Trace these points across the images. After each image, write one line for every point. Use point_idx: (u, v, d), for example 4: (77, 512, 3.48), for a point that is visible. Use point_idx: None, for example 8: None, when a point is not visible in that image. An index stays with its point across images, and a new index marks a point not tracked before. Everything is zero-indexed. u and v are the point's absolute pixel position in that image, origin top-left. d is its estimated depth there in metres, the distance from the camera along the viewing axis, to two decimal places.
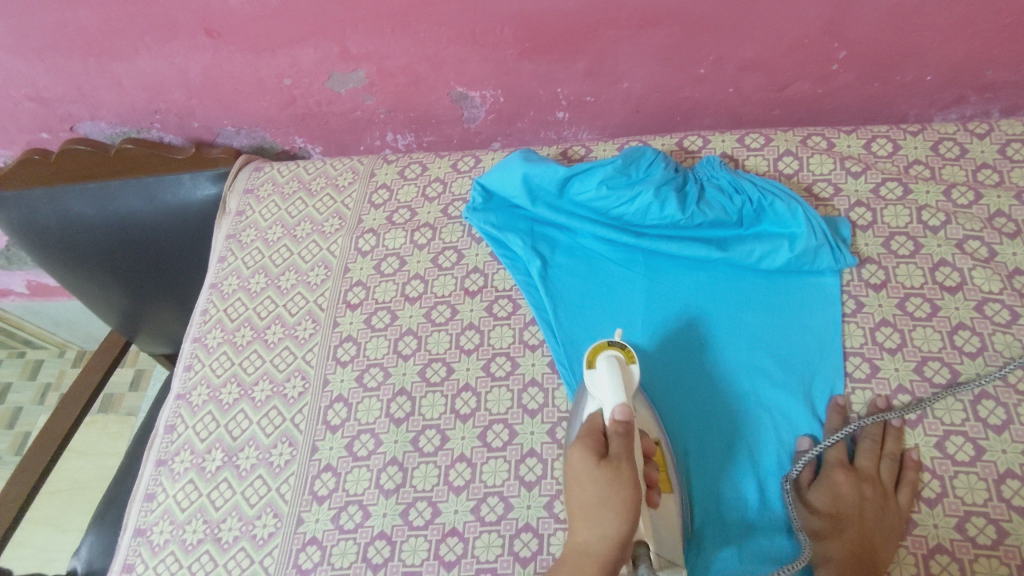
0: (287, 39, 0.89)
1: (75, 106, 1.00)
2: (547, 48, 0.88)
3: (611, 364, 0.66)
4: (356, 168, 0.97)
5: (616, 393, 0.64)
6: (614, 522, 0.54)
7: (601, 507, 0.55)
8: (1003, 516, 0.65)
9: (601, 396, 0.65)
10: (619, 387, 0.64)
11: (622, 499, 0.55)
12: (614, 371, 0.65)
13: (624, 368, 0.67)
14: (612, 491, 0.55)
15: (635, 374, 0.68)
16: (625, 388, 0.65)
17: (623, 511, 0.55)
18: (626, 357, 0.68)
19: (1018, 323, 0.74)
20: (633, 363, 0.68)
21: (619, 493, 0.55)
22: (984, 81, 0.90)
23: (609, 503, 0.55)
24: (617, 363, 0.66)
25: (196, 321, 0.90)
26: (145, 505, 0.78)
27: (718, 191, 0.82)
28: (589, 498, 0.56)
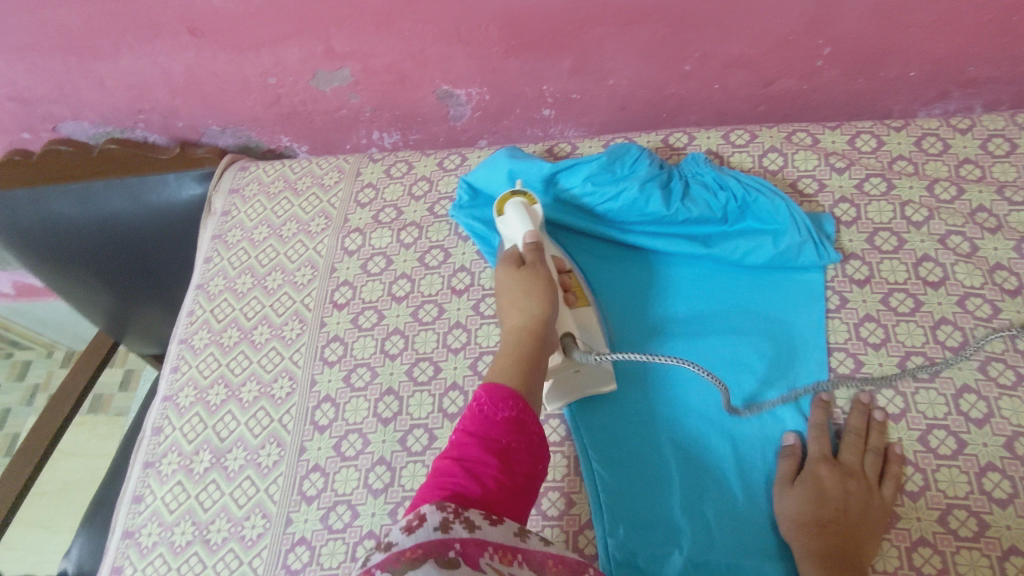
0: (271, 37, 0.88)
1: (57, 106, 1.00)
2: (532, 46, 0.88)
3: (516, 206, 0.75)
4: (342, 167, 0.97)
5: (523, 227, 0.74)
6: (535, 300, 0.65)
7: (524, 293, 0.66)
8: (984, 508, 0.65)
9: (514, 234, 0.74)
10: (525, 223, 0.74)
11: (538, 283, 0.66)
12: (520, 210, 0.75)
13: (530, 207, 0.76)
14: (528, 279, 0.67)
15: (539, 213, 0.77)
16: (530, 220, 0.74)
17: (542, 292, 0.66)
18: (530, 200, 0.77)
19: (1000, 317, 0.75)
20: (537, 204, 0.77)
21: (534, 281, 0.67)
22: (966, 77, 0.90)
23: (528, 288, 0.66)
24: (522, 203, 0.75)
25: (183, 322, 0.89)
26: (133, 507, 0.78)
27: (703, 187, 0.82)
28: (512, 292, 0.67)
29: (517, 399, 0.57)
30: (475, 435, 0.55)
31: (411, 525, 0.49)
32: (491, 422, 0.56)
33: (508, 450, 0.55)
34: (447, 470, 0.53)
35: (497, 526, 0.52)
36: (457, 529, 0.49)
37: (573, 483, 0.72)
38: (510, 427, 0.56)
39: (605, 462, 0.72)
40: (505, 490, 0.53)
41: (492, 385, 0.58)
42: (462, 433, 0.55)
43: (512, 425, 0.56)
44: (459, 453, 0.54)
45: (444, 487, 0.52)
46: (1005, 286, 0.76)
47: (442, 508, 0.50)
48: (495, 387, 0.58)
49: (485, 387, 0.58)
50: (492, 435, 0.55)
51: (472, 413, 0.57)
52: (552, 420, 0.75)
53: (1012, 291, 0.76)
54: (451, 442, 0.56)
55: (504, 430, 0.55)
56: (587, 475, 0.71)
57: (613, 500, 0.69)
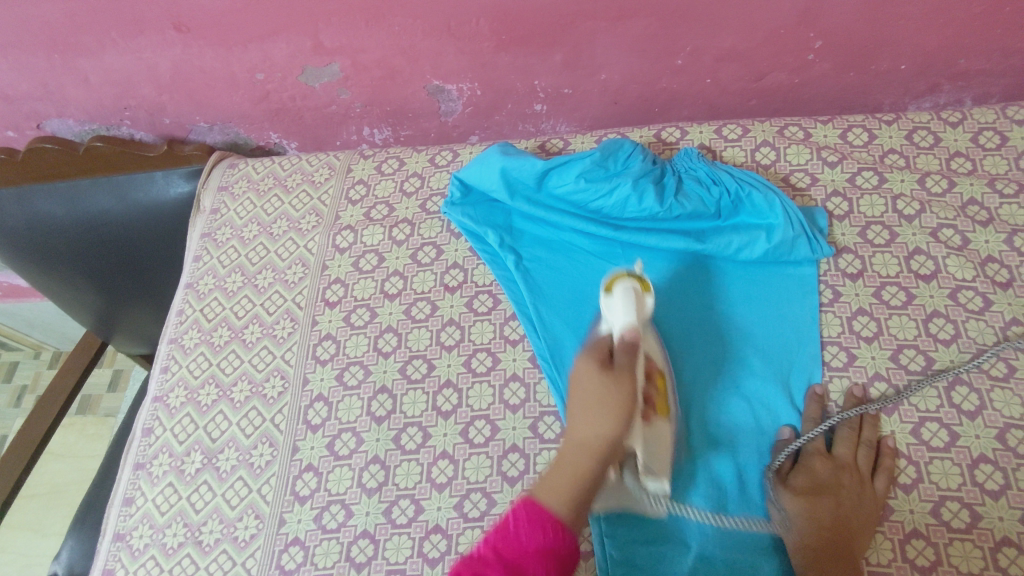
0: (259, 33, 0.87)
1: (41, 104, 0.98)
2: (523, 40, 0.88)
3: (627, 292, 0.65)
4: (332, 164, 0.96)
5: (627, 317, 0.64)
6: (612, 421, 0.56)
7: (601, 407, 0.56)
8: (976, 499, 0.66)
9: (615, 318, 0.65)
10: (632, 315, 0.64)
11: (620, 403, 0.56)
12: (629, 298, 0.65)
13: (641, 297, 0.66)
14: (610, 391, 0.57)
15: (649, 305, 0.67)
16: (637, 314, 0.65)
17: (621, 413, 0.56)
18: (642, 287, 0.68)
19: (991, 309, 0.75)
20: (650, 295, 0.67)
21: (618, 399, 0.56)
22: (957, 70, 0.90)
23: (606, 403, 0.56)
24: (634, 290, 0.66)
25: (173, 322, 0.88)
26: (124, 509, 0.77)
27: (696, 182, 0.82)
28: (590, 400, 0.57)
29: (556, 526, 0.52)
30: (502, 554, 0.51)
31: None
32: (522, 544, 0.51)
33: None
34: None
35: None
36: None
37: None
38: (540, 555, 0.51)
39: None
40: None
41: (531, 502, 0.53)
42: (486, 549, 0.51)
43: (542, 553, 0.51)
44: (480, 568, 0.50)
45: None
46: (996, 279, 0.77)
47: None
48: (534, 505, 0.53)
49: (524, 501, 0.54)
50: (520, 559, 0.50)
51: (502, 530, 0.52)
52: (547, 417, 0.74)
53: (1003, 284, 0.76)
54: (475, 551, 0.52)
55: (533, 558, 0.51)
56: None
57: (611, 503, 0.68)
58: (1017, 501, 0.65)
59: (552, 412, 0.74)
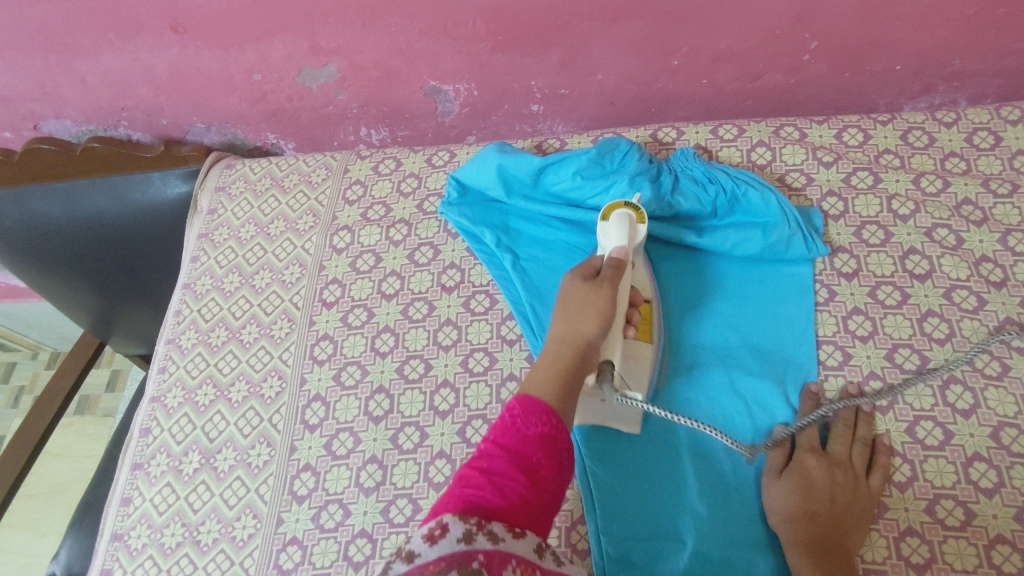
0: (256, 34, 0.87)
1: (38, 104, 0.98)
2: (520, 41, 0.88)
3: (621, 218, 0.73)
4: (330, 164, 0.96)
5: (618, 240, 0.72)
6: (592, 321, 0.63)
7: (580, 307, 0.65)
8: (970, 498, 0.66)
9: (609, 242, 0.73)
10: (623, 238, 0.72)
11: (599, 305, 0.64)
12: (623, 224, 0.72)
13: (634, 226, 0.73)
14: (590, 295, 0.65)
15: (642, 233, 0.74)
16: (628, 239, 0.72)
17: (598, 313, 0.64)
18: (637, 217, 0.75)
19: (985, 308, 0.75)
20: (643, 224, 0.74)
21: (596, 302, 0.65)
22: (951, 70, 0.91)
23: (586, 305, 0.65)
24: (629, 218, 0.73)
25: (170, 323, 0.88)
26: (122, 509, 0.77)
27: (692, 182, 0.83)
28: (572, 303, 0.65)
29: (552, 416, 0.55)
30: (506, 448, 0.52)
31: (432, 534, 0.46)
32: (523, 435, 0.53)
33: (538, 469, 0.52)
34: (472, 478, 0.50)
35: (521, 538, 0.48)
36: (480, 541, 0.46)
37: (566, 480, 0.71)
38: (542, 443, 0.53)
39: (595, 457, 0.71)
40: (533, 506, 0.50)
41: (526, 398, 0.56)
42: (490, 445, 0.53)
43: (545, 442, 0.53)
44: (486, 463, 0.51)
45: (466, 496, 0.49)
46: (991, 278, 0.77)
47: (464, 519, 0.47)
48: (530, 402, 0.56)
49: (519, 398, 0.56)
50: (524, 449, 0.52)
51: (503, 425, 0.54)
52: None
53: (997, 283, 0.77)
54: (477, 451, 0.53)
55: (536, 447, 0.53)
56: (577, 466, 0.71)
57: (608, 501, 0.69)
58: (1011, 498, 0.66)
59: None
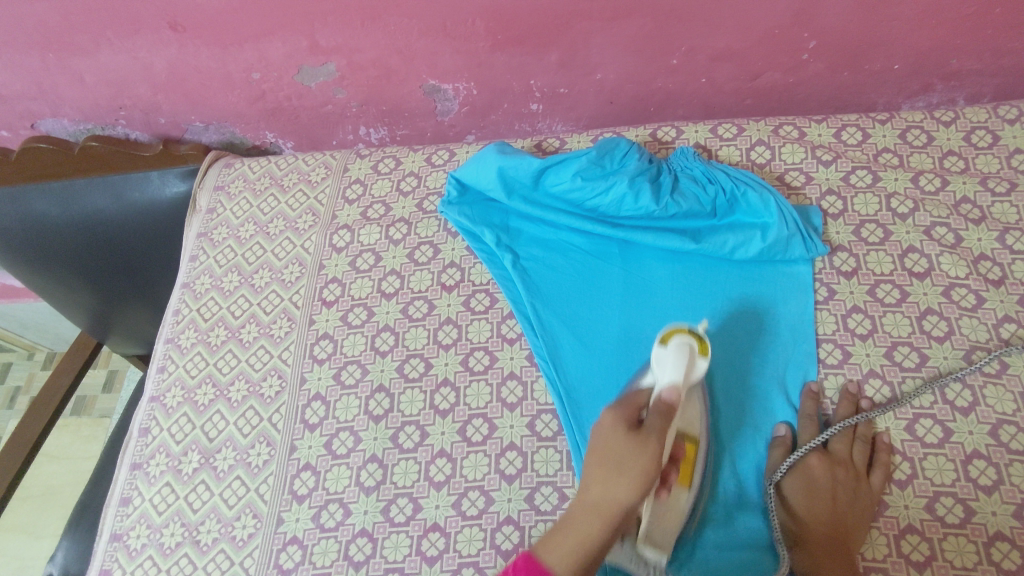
0: (255, 33, 0.87)
1: (35, 103, 0.98)
2: (519, 40, 0.88)
3: (680, 347, 0.65)
4: (329, 163, 0.96)
5: (672, 375, 0.63)
6: (630, 489, 0.54)
7: (619, 469, 0.55)
8: (970, 495, 0.66)
9: (661, 373, 0.64)
10: (679, 375, 0.63)
11: (643, 469, 0.55)
12: (682, 355, 0.65)
13: (694, 359, 0.66)
14: (631, 455, 0.55)
15: (699, 370, 0.66)
16: (684, 376, 0.64)
17: (642, 479, 0.54)
18: (699, 347, 0.67)
19: (984, 306, 0.76)
20: (703, 360, 0.66)
21: (640, 463, 0.55)
22: (949, 69, 0.91)
23: (628, 467, 0.55)
24: (688, 348, 0.65)
25: (169, 322, 0.88)
26: (121, 509, 0.76)
27: (691, 181, 0.83)
28: (610, 457, 0.56)
29: None
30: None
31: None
32: None
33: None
34: None
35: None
36: None
37: (568, 478, 0.71)
38: None
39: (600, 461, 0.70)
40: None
41: (530, 560, 0.53)
42: None
43: None
44: None
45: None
46: (989, 276, 0.77)
47: None
48: (533, 562, 0.52)
49: (524, 558, 0.53)
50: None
51: None
52: (544, 415, 0.74)
53: (996, 282, 0.77)
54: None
55: None
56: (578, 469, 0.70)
57: None
58: (1011, 496, 0.66)
59: (550, 411, 0.75)
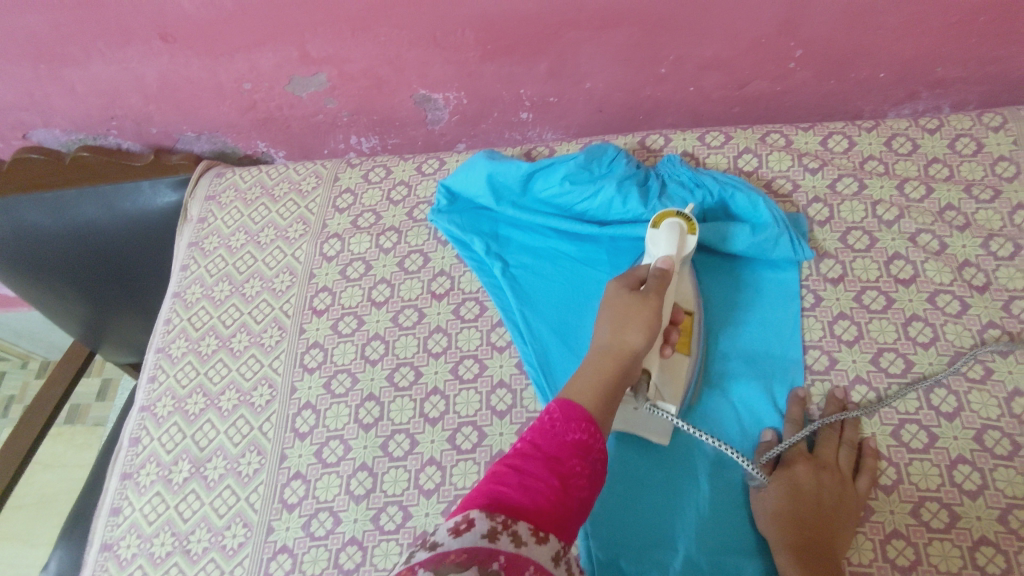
0: (245, 43, 0.87)
1: (27, 114, 0.98)
2: (508, 49, 0.89)
3: (672, 227, 0.73)
4: (320, 173, 0.97)
5: (666, 249, 0.72)
6: (636, 333, 0.63)
7: (625, 316, 0.64)
8: (955, 500, 0.67)
9: (658, 249, 0.73)
10: (673, 249, 0.72)
11: (646, 316, 0.63)
12: (672, 233, 0.73)
13: (683, 236, 0.73)
14: (634, 307, 0.64)
15: (691, 244, 0.74)
16: (678, 249, 0.72)
17: (646, 324, 0.63)
18: (688, 227, 0.74)
19: (969, 313, 0.76)
20: (694, 235, 0.74)
21: (642, 311, 0.64)
22: (934, 78, 0.92)
23: (634, 316, 0.63)
24: (679, 227, 0.73)
25: (160, 331, 0.88)
26: (111, 519, 0.76)
27: (679, 187, 0.84)
28: (618, 311, 0.65)
29: (590, 423, 0.56)
30: (540, 446, 0.53)
31: (456, 528, 0.47)
32: (560, 438, 0.54)
33: (571, 470, 0.52)
34: (504, 473, 0.51)
35: (544, 543, 0.48)
36: (502, 541, 0.46)
37: None
38: (578, 450, 0.54)
39: None
40: (562, 505, 0.50)
41: (565, 404, 0.57)
42: (527, 443, 0.54)
43: (580, 448, 0.54)
44: (522, 461, 0.52)
45: (500, 488, 0.50)
46: (973, 282, 0.78)
47: (490, 517, 0.47)
48: (569, 407, 0.57)
49: (559, 403, 0.57)
50: (560, 450, 0.53)
51: (540, 426, 0.55)
52: (533, 423, 0.75)
53: (980, 288, 0.77)
54: (515, 448, 0.54)
55: (571, 451, 0.54)
56: None
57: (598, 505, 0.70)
58: (995, 501, 0.67)
59: (539, 418, 0.75)
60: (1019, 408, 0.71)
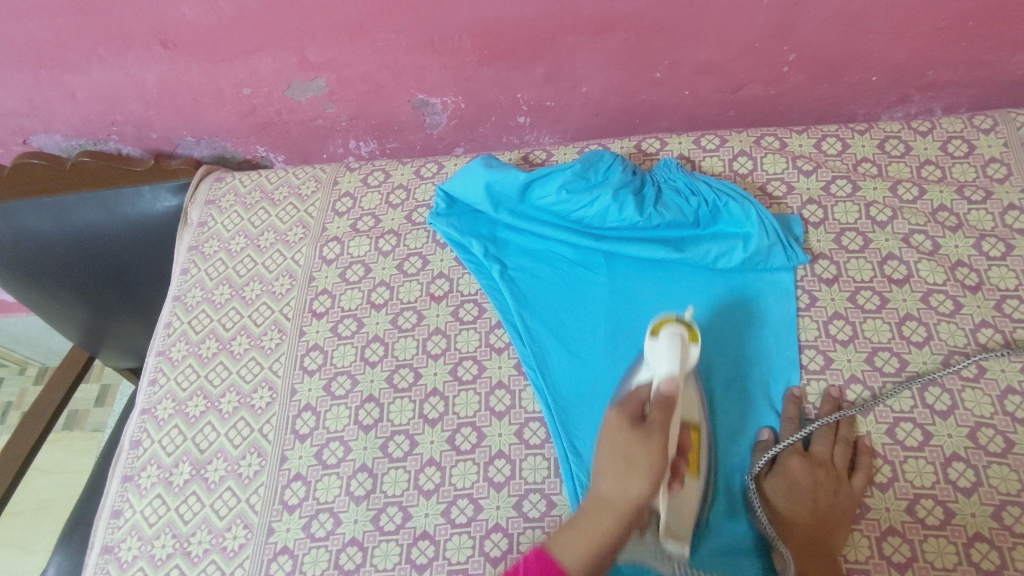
0: (244, 49, 0.88)
1: (28, 119, 0.99)
2: (505, 54, 0.90)
3: (672, 336, 0.66)
4: (318, 177, 0.97)
5: (670, 367, 0.65)
6: (640, 484, 0.56)
7: (626, 460, 0.57)
8: (950, 497, 0.68)
9: (659, 366, 0.66)
10: (676, 367, 0.65)
11: (650, 462, 0.57)
12: (675, 344, 0.66)
13: (686, 346, 0.67)
14: (639, 449, 0.57)
15: (693, 356, 0.68)
16: (681, 365, 0.66)
17: (651, 473, 0.56)
18: (689, 336, 0.68)
19: (961, 312, 0.77)
20: (695, 345, 0.68)
21: (647, 458, 0.57)
22: (926, 81, 0.93)
23: (636, 461, 0.57)
24: (680, 336, 0.67)
25: (160, 334, 0.89)
26: (112, 522, 0.77)
27: (675, 193, 0.85)
28: (620, 452, 0.58)
29: None
30: None
31: None
32: None
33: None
34: None
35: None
36: None
37: (555, 485, 0.72)
38: None
39: (589, 470, 0.71)
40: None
41: (542, 554, 0.55)
42: None
43: None
44: None
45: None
46: (966, 282, 0.79)
47: None
48: (546, 558, 0.54)
49: (536, 552, 0.55)
50: None
51: None
52: (533, 423, 0.75)
53: (973, 287, 0.78)
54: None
55: None
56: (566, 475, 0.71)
57: None
58: (989, 497, 0.67)
59: (538, 418, 0.76)
60: (1012, 406, 0.71)
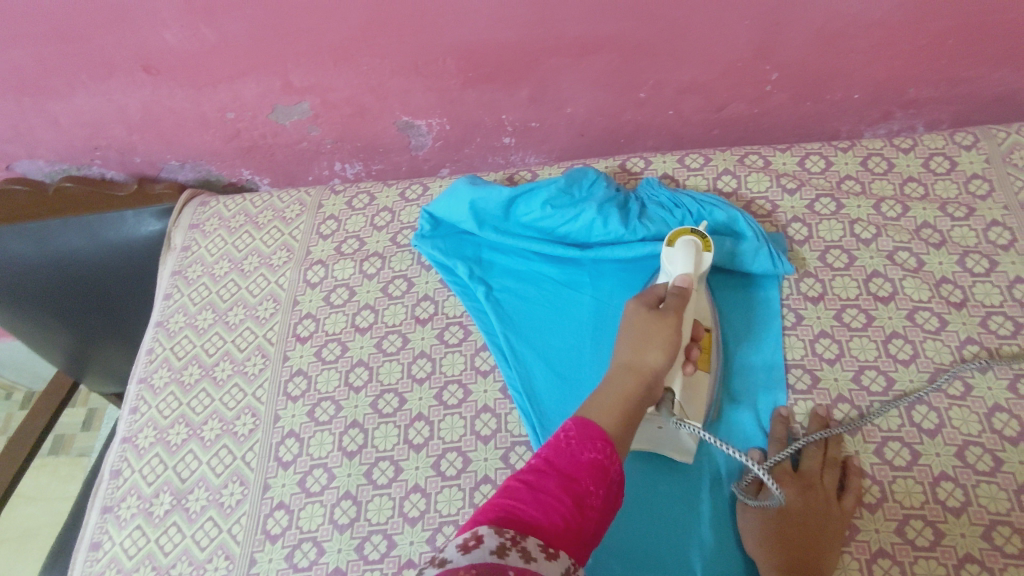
0: (228, 74, 0.88)
1: (10, 145, 0.98)
2: (489, 77, 0.90)
3: (686, 245, 0.73)
4: (303, 200, 0.97)
5: (684, 268, 0.72)
6: (657, 353, 0.61)
7: (645, 335, 0.63)
8: (939, 517, 0.67)
9: (673, 268, 0.72)
10: (689, 267, 0.72)
11: (665, 336, 0.62)
12: (688, 250, 0.72)
13: (699, 254, 0.74)
14: (655, 328, 0.63)
15: (708, 262, 0.74)
16: (694, 267, 0.72)
17: (667, 345, 0.62)
18: (704, 245, 0.74)
19: (947, 329, 0.77)
20: (710, 253, 0.74)
21: (662, 332, 0.63)
22: (907, 98, 0.94)
23: (652, 336, 0.62)
24: (694, 244, 0.73)
25: (142, 361, 0.88)
26: (91, 554, 0.75)
27: (659, 208, 0.85)
28: (638, 331, 0.63)
29: (606, 443, 0.52)
30: (554, 465, 0.50)
31: (465, 546, 0.44)
32: (576, 457, 0.51)
33: (585, 493, 0.49)
34: (516, 490, 0.49)
35: (553, 562, 0.45)
36: (513, 557, 0.43)
37: None
38: (594, 470, 0.51)
39: None
40: (572, 532, 0.47)
41: (584, 422, 0.54)
42: (541, 461, 0.51)
43: (596, 469, 0.51)
44: (536, 479, 0.49)
45: (507, 509, 0.47)
46: (951, 299, 0.79)
47: (499, 533, 0.45)
48: (587, 426, 0.54)
49: (575, 420, 0.54)
50: (573, 470, 0.50)
51: (555, 444, 0.52)
52: (519, 447, 0.75)
53: (957, 304, 0.78)
54: (528, 465, 0.51)
55: (586, 471, 0.50)
56: None
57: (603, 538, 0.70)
58: (978, 517, 0.67)
59: (524, 442, 0.75)
60: (1000, 423, 0.71)
